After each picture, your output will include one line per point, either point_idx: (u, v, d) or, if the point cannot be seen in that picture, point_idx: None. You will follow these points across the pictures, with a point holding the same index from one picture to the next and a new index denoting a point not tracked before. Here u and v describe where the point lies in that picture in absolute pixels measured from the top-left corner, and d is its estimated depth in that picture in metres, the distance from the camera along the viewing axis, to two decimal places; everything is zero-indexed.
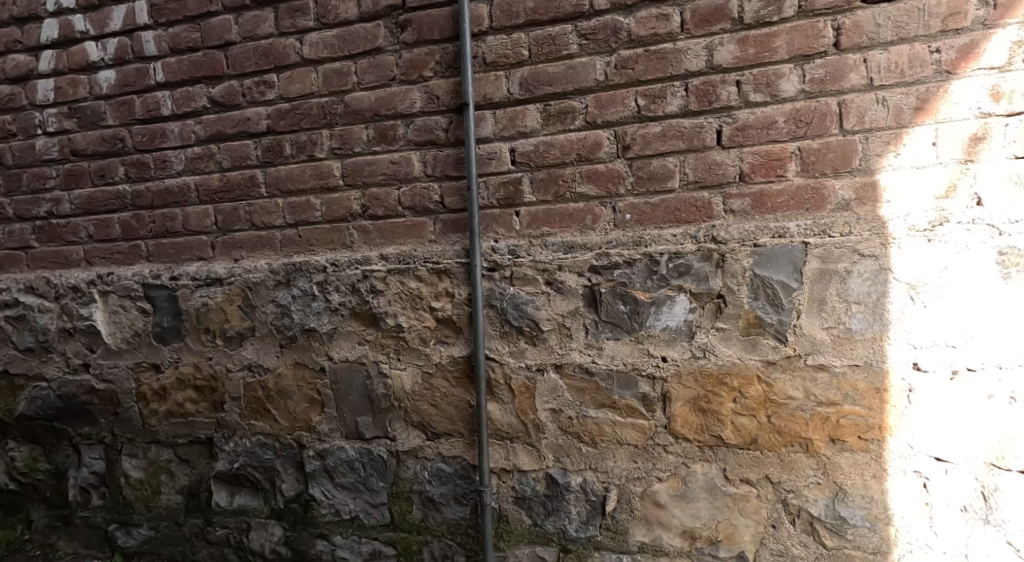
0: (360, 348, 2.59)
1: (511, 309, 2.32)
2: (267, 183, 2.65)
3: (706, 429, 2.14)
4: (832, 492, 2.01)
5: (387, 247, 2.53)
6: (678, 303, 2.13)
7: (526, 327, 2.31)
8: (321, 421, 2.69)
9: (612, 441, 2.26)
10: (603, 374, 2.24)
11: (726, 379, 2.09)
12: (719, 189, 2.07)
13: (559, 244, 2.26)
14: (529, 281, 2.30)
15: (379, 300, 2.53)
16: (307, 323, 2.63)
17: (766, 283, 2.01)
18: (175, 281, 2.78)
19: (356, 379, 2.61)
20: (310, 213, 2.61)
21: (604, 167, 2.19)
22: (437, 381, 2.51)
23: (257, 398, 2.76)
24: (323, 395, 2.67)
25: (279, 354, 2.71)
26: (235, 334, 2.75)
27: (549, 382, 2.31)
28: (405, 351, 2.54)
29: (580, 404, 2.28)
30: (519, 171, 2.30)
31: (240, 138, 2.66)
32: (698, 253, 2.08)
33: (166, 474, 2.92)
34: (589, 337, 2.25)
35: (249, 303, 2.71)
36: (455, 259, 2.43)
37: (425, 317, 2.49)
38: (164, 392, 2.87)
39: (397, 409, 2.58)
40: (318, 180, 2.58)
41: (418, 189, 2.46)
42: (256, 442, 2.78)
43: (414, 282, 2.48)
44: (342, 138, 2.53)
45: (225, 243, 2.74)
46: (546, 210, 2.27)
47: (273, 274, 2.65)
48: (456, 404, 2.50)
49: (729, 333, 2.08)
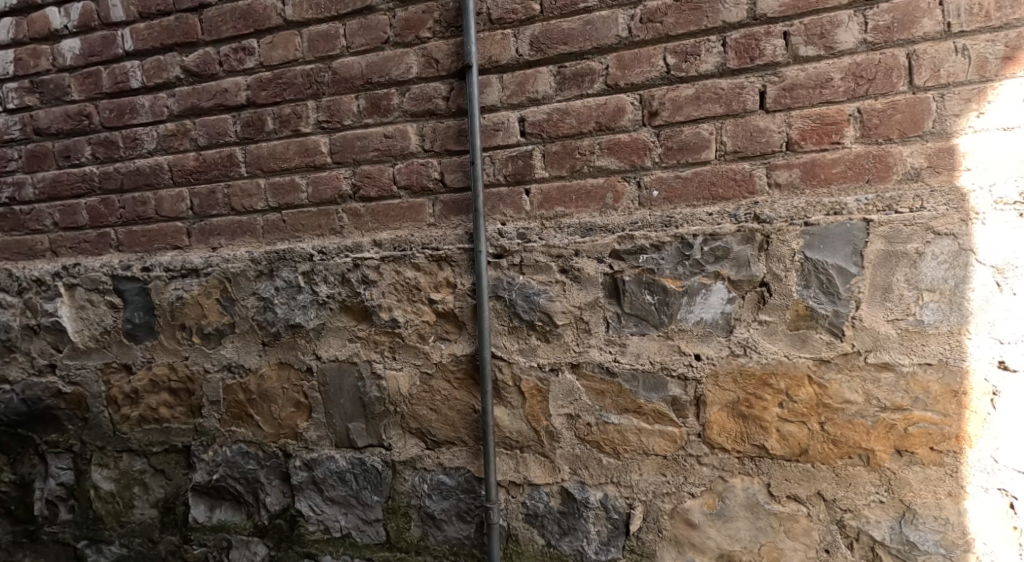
0: (351, 346, 2.31)
1: (521, 301, 2.05)
2: (247, 162, 2.38)
3: (747, 438, 1.85)
4: (897, 513, 1.73)
5: (381, 232, 2.25)
6: (713, 292, 1.85)
7: (538, 321, 2.04)
8: (309, 428, 2.41)
9: (637, 451, 1.98)
10: (627, 374, 1.96)
11: (771, 380, 1.81)
12: (763, 160, 1.78)
13: (576, 226, 1.98)
14: (541, 268, 2.02)
15: (371, 292, 2.25)
16: (292, 318, 2.35)
17: (818, 268, 1.73)
18: (147, 272, 2.51)
19: (347, 381, 2.33)
20: (295, 195, 2.34)
21: (628, 138, 1.92)
22: (437, 382, 2.23)
23: (238, 402, 2.49)
24: (311, 398, 2.39)
25: (262, 353, 2.43)
26: (214, 331, 2.47)
27: (565, 383, 2.04)
28: (401, 349, 2.26)
29: (600, 409, 2.01)
30: (529, 143, 2.02)
31: (217, 112, 2.38)
32: (737, 234, 1.80)
33: (140, 485, 2.65)
34: (610, 332, 1.97)
35: (228, 296, 2.44)
36: (457, 244, 2.15)
37: (423, 311, 2.22)
38: (136, 395, 2.60)
39: (392, 414, 2.30)
40: (305, 158, 2.31)
41: (415, 166, 2.18)
42: (238, 451, 2.52)
43: (411, 271, 2.21)
44: (330, 110, 2.25)
45: (202, 230, 2.47)
46: (561, 188, 2.00)
47: (254, 264, 2.38)
48: (459, 409, 2.22)
49: (774, 326, 1.80)
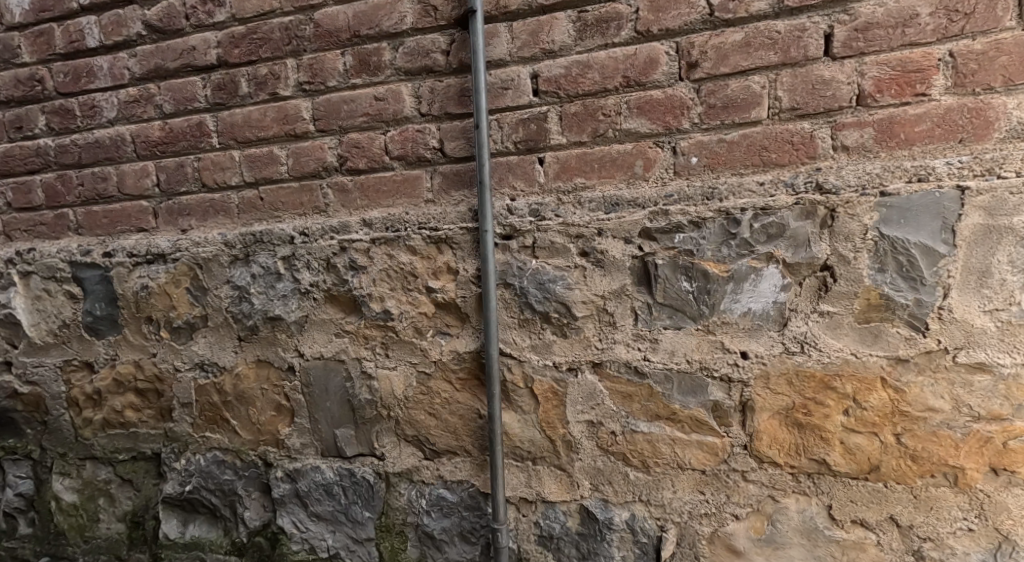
0: (338, 341, 2.02)
1: (533, 289, 1.75)
2: (219, 131, 2.08)
3: (804, 451, 1.56)
4: (991, 543, 1.45)
5: (372, 211, 1.96)
6: (765, 279, 1.55)
7: (554, 312, 1.74)
8: (292, 434, 2.12)
9: (670, 465, 1.69)
10: (659, 375, 1.67)
11: (836, 383, 1.51)
12: (827, 118, 1.47)
13: (599, 200, 1.68)
14: (557, 251, 1.73)
15: (360, 280, 1.96)
16: (270, 310, 2.06)
17: (896, 247, 1.43)
18: (108, 258, 2.22)
19: (333, 381, 2.04)
20: (274, 169, 2.04)
21: (661, 95, 1.61)
22: (436, 383, 1.94)
23: (213, 405, 2.21)
24: (292, 401, 2.10)
25: (237, 350, 2.14)
26: (183, 324, 2.18)
27: (585, 385, 1.74)
28: (394, 345, 1.96)
29: (627, 416, 1.71)
30: (543, 104, 1.72)
31: (184, 74, 2.08)
32: (795, 208, 1.50)
33: (105, 497, 2.37)
34: (639, 326, 1.68)
35: (199, 284, 2.14)
36: (459, 224, 1.86)
37: (420, 301, 1.92)
38: (99, 396, 2.32)
39: (385, 419, 2.01)
40: (284, 126, 2.01)
41: (410, 133, 1.89)
42: (213, 459, 2.24)
43: (406, 256, 1.91)
44: (312, 70, 1.95)
45: (170, 210, 2.18)
46: (581, 155, 1.70)
47: (227, 247, 2.09)
48: (462, 414, 1.93)
49: (838, 319, 1.50)
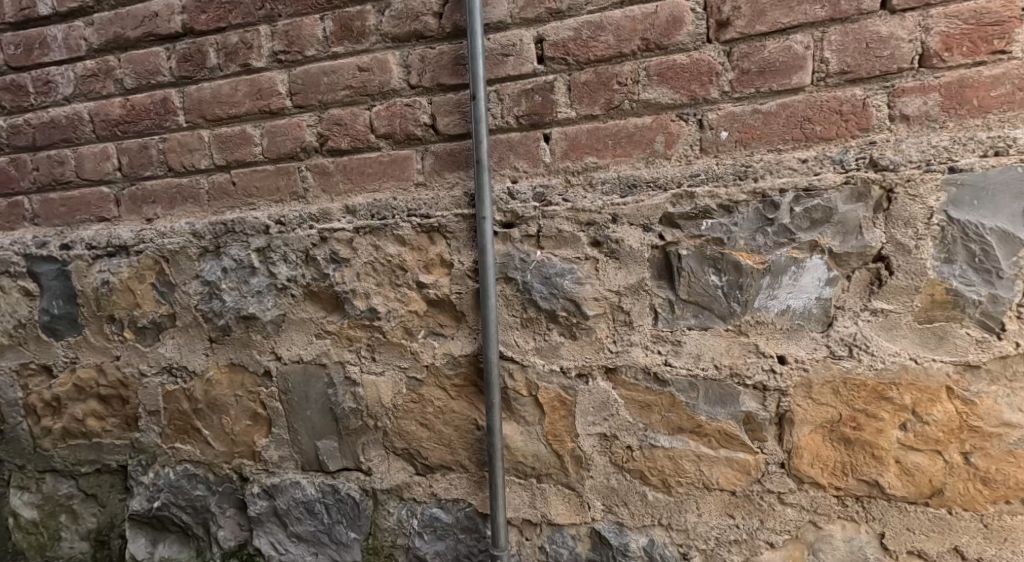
0: (318, 343, 1.80)
1: (538, 284, 1.54)
2: (186, 108, 1.86)
3: (852, 471, 1.35)
4: None
5: (356, 197, 1.74)
6: (807, 272, 1.33)
7: (561, 311, 1.53)
8: (269, 446, 1.91)
9: (695, 485, 1.48)
10: (682, 382, 1.45)
11: (892, 393, 1.30)
12: (883, 82, 1.26)
13: (614, 182, 1.47)
14: (565, 240, 1.52)
15: (343, 274, 1.74)
16: (243, 308, 1.84)
17: (967, 234, 1.23)
18: (66, 251, 2.00)
19: (314, 388, 1.83)
20: (247, 150, 1.83)
21: (686, 59, 1.40)
22: (428, 390, 1.73)
23: (182, 413, 2.00)
24: (269, 409, 1.89)
25: (208, 353, 1.93)
26: (149, 324, 1.97)
27: (597, 393, 1.53)
28: (382, 348, 1.75)
29: (645, 429, 1.50)
30: (549, 72, 1.51)
31: (147, 44, 1.87)
32: (845, 189, 1.28)
33: (68, 513, 2.16)
34: (660, 326, 1.46)
35: (166, 280, 1.93)
36: (454, 210, 1.64)
37: (410, 298, 1.71)
38: (59, 404, 2.11)
39: (372, 430, 1.80)
40: (257, 102, 1.79)
41: (399, 108, 1.68)
42: (184, 473, 2.03)
43: (394, 247, 1.70)
44: (288, 37, 1.74)
45: (133, 197, 1.96)
46: (592, 131, 1.49)
47: (196, 238, 1.87)
48: (458, 425, 1.72)
49: (895, 318, 1.28)
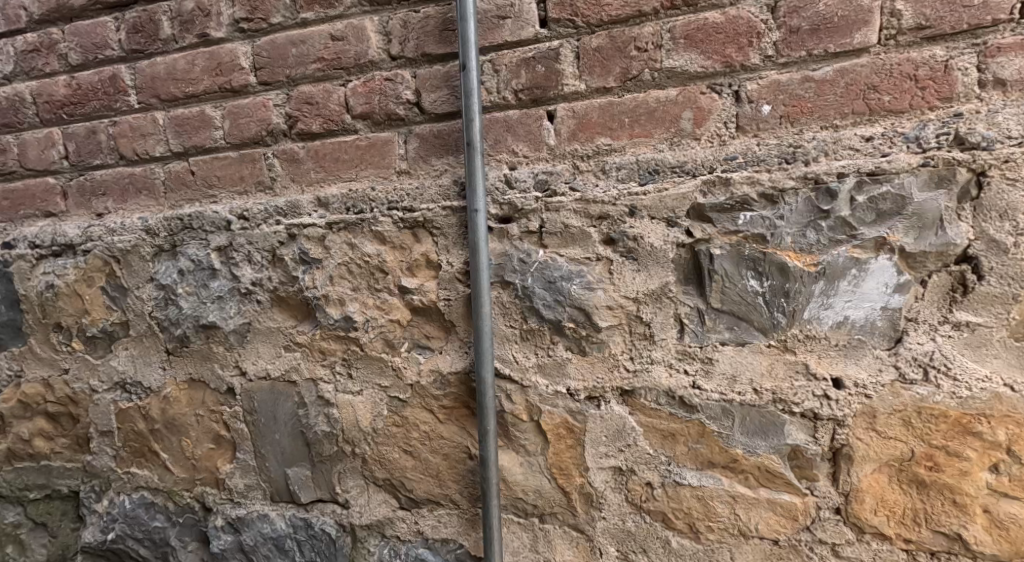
0: (288, 356, 1.57)
1: (541, 289, 1.30)
2: (138, 87, 1.63)
3: (925, 521, 1.10)
4: None
5: (330, 187, 1.50)
6: (869, 275, 1.08)
7: (568, 322, 1.28)
8: (233, 473, 1.67)
9: (730, 532, 1.23)
10: (713, 408, 1.21)
11: (979, 427, 1.06)
12: (972, 39, 1.03)
13: (631, 167, 1.23)
14: (573, 237, 1.27)
15: (314, 277, 1.50)
16: (201, 316, 1.60)
17: None
18: (7, 250, 1.77)
19: (283, 408, 1.59)
20: (206, 134, 1.59)
21: (720, 17, 1.15)
22: (413, 412, 1.49)
23: (138, 434, 1.76)
24: (233, 431, 1.65)
25: (164, 366, 1.69)
26: (99, 334, 1.73)
27: (612, 420, 1.29)
28: (359, 362, 1.51)
29: (669, 463, 1.26)
30: (554, 37, 1.27)
31: (94, 14, 1.64)
32: (921, 173, 1.04)
33: (14, 545, 1.92)
34: (686, 340, 1.22)
35: (117, 283, 1.69)
36: (442, 202, 1.40)
37: (392, 305, 1.47)
38: (3, 422, 1.88)
39: (349, 457, 1.56)
40: (217, 78, 1.56)
41: (378, 83, 1.44)
42: (141, 501, 1.79)
43: (373, 245, 1.46)
44: (252, 3, 1.50)
45: (82, 189, 1.73)
46: (606, 107, 1.25)
47: (149, 236, 1.64)
48: (447, 453, 1.48)
49: (986, 334, 1.04)
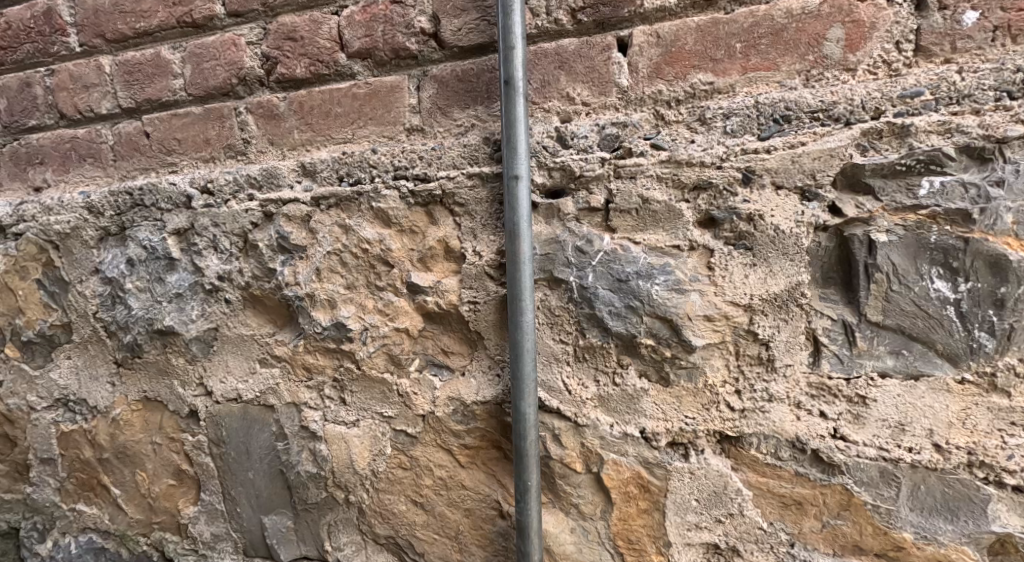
0: (265, 372, 1.20)
1: (606, 291, 0.92)
2: (78, 24, 1.26)
3: None
4: None
5: (318, 151, 1.13)
6: None
7: (646, 337, 0.92)
8: (198, 518, 1.31)
9: None
10: (867, 471, 0.83)
11: None
12: None
13: (744, 113, 0.84)
14: (655, 219, 0.91)
15: (296, 271, 1.12)
16: (156, 320, 1.23)
17: None
18: None
19: (258, 440, 1.22)
20: (163, 84, 1.21)
21: None
22: (425, 452, 1.12)
23: (86, 465, 1.39)
24: (197, 467, 1.28)
25: (114, 382, 1.32)
26: (35, 339, 1.36)
27: (709, 480, 0.91)
28: (355, 385, 1.14)
29: (795, 546, 0.88)
30: None
31: None
32: None
33: None
34: (825, 368, 0.84)
35: (56, 275, 1.32)
36: (467, 169, 1.03)
37: (398, 309, 1.09)
38: None
39: (342, 506, 1.19)
40: (174, 9, 1.18)
41: (382, 8, 1.06)
42: (88, 547, 1.42)
43: (373, 228, 1.08)
44: None
45: (14, 155, 1.35)
46: (707, 26, 0.86)
47: (92, 214, 1.26)
48: (471, 508, 1.11)
49: None
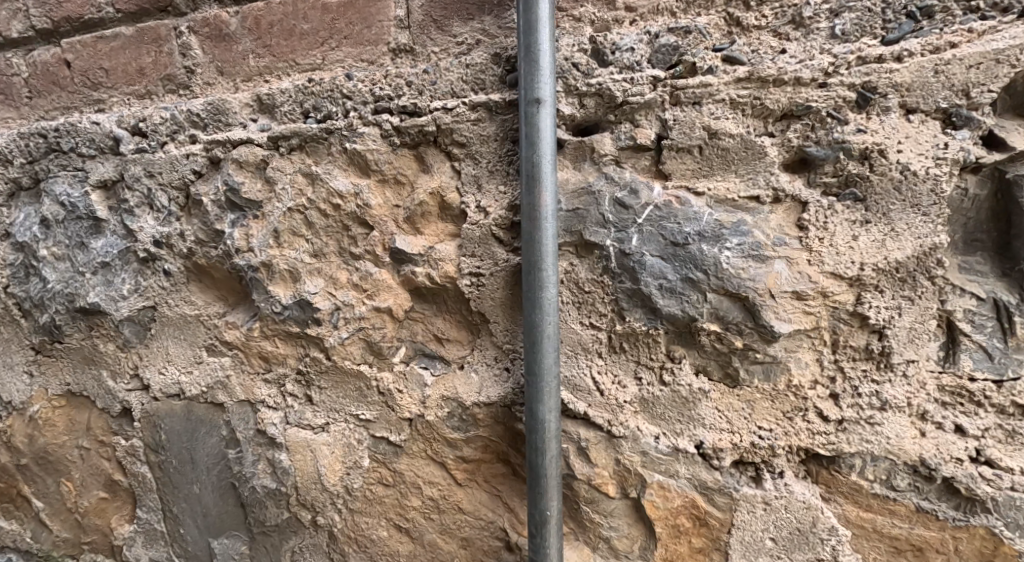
0: (213, 362, 0.95)
1: (656, 259, 0.69)
2: None
3: None
4: None
5: (279, 81, 0.88)
6: None
7: (709, 321, 0.68)
8: (134, 540, 1.06)
9: None
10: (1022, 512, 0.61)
11: None
12: None
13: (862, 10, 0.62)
14: (726, 161, 0.67)
15: (248, 234, 0.87)
16: (78, 296, 0.97)
17: None
18: None
19: (205, 446, 0.98)
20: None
21: None
22: (413, 465, 0.88)
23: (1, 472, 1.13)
24: (132, 477, 1.03)
25: (31, 373, 1.07)
26: None
27: (794, 515, 0.68)
28: (325, 380, 0.90)
29: None
30: None
31: None
32: None
33: None
34: (968, 366, 0.62)
35: None
36: (471, 101, 0.79)
37: (378, 284, 0.85)
38: None
39: (308, 530, 0.95)
40: None
41: None
42: None
43: (348, 178, 0.84)
44: None
45: None
46: None
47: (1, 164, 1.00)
48: (470, 537, 0.88)
49: None
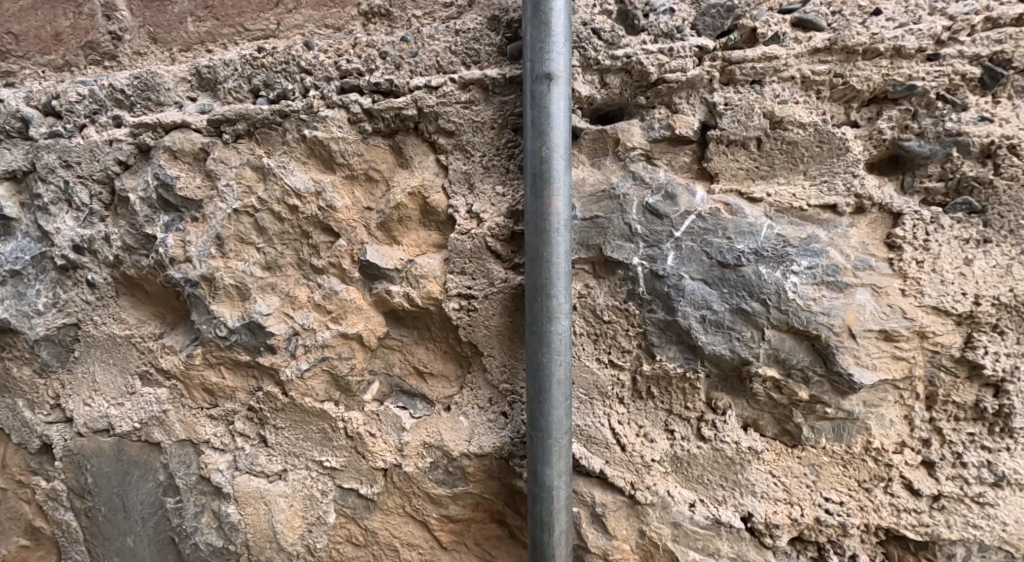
0: (146, 393, 0.79)
1: (699, 284, 0.53)
2: None
3: None
4: None
5: (224, 50, 0.71)
6: None
7: (765, 365, 0.53)
8: None
9: None
10: None
11: None
12: None
13: None
14: (795, 158, 0.53)
15: (184, 241, 0.71)
16: None
17: None
18: None
19: (139, 492, 0.81)
20: None
21: None
22: (388, 523, 0.73)
23: None
24: (55, 525, 0.87)
25: None
26: None
27: None
28: (281, 420, 0.74)
29: None
30: None
31: None
32: None
33: None
34: None
35: None
36: (460, 78, 0.63)
37: (343, 303, 0.68)
38: None
39: None
40: None
41: None
42: None
43: (307, 173, 0.68)
44: None
45: None
46: None
47: None
48: None
49: None
